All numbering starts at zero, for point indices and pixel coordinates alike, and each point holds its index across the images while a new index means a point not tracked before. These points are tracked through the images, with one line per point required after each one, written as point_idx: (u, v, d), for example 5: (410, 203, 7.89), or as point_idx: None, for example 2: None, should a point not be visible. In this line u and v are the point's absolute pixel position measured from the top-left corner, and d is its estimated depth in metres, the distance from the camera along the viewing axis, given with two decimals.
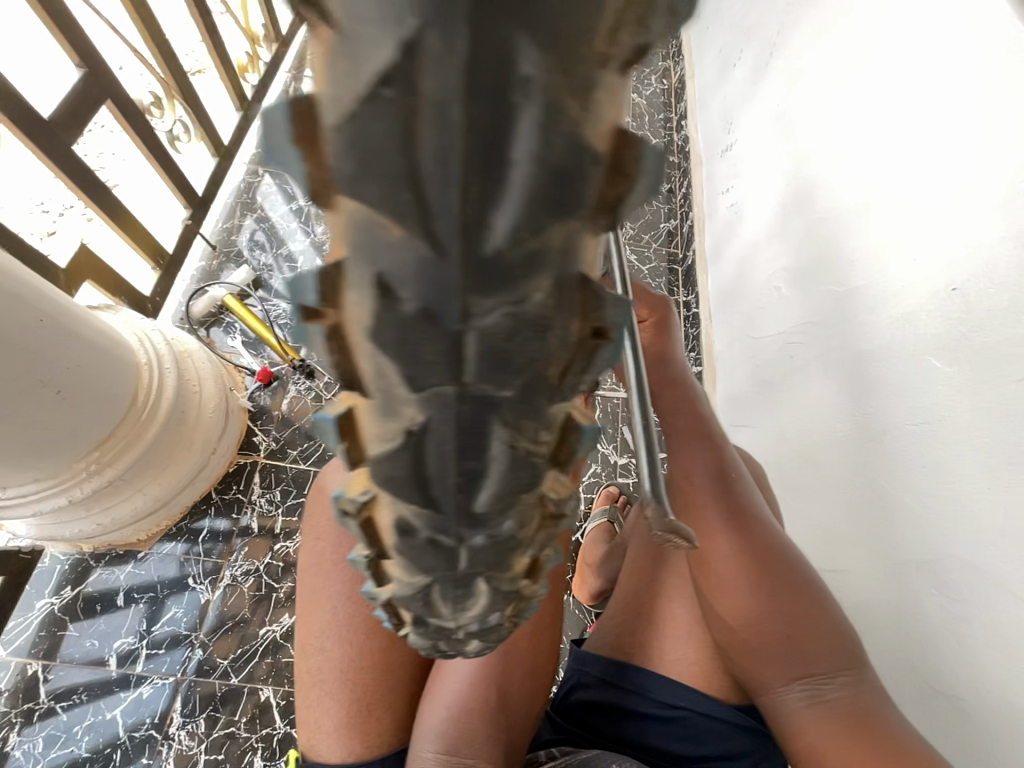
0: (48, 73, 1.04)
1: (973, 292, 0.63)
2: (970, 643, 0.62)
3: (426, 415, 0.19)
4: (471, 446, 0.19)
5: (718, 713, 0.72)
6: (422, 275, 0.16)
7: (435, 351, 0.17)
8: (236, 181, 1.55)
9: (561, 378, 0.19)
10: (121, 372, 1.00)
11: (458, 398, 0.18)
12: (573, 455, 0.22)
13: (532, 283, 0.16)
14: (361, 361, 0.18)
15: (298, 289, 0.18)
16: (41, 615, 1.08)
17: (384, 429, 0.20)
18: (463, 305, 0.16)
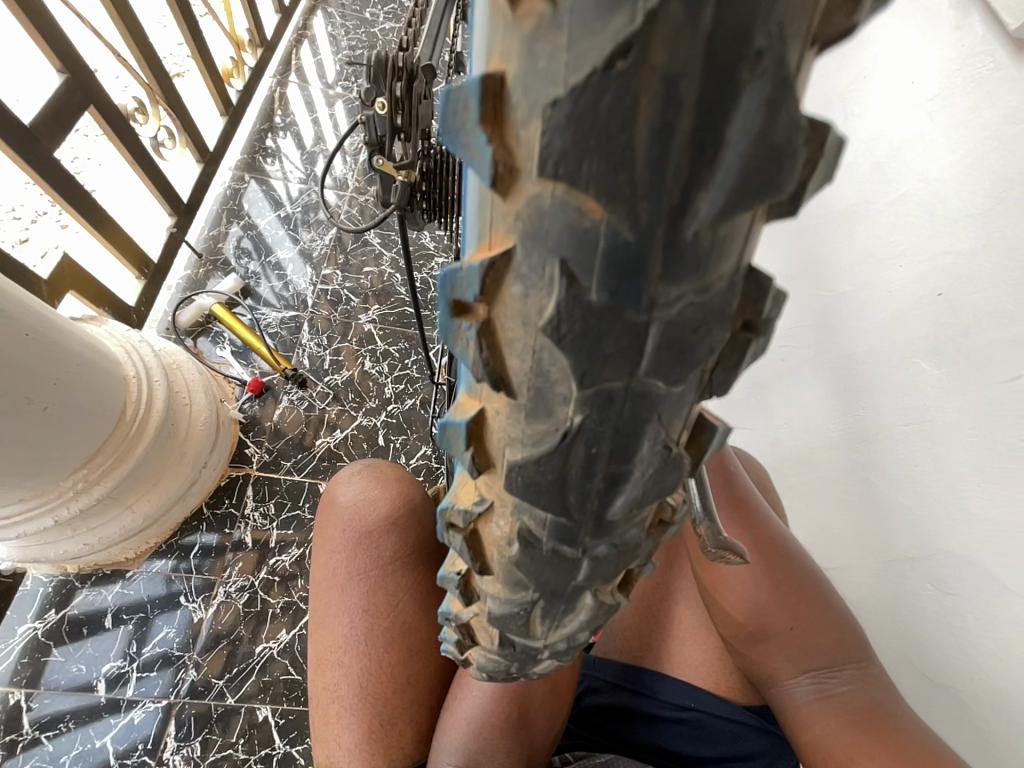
0: (28, 78, 1.01)
1: (958, 296, 0.65)
2: (964, 631, 0.64)
3: (584, 414, 0.22)
4: (629, 441, 0.23)
5: (730, 713, 0.73)
6: (615, 259, 0.18)
7: (617, 341, 0.20)
8: (222, 187, 1.52)
9: (713, 368, 0.22)
10: (109, 386, 0.97)
11: (626, 389, 0.22)
12: (703, 453, 0.26)
13: (717, 269, 0.19)
14: (510, 361, 0.22)
15: (455, 286, 0.22)
16: (23, 641, 1.04)
17: (536, 430, 0.24)
18: (650, 294, 0.19)
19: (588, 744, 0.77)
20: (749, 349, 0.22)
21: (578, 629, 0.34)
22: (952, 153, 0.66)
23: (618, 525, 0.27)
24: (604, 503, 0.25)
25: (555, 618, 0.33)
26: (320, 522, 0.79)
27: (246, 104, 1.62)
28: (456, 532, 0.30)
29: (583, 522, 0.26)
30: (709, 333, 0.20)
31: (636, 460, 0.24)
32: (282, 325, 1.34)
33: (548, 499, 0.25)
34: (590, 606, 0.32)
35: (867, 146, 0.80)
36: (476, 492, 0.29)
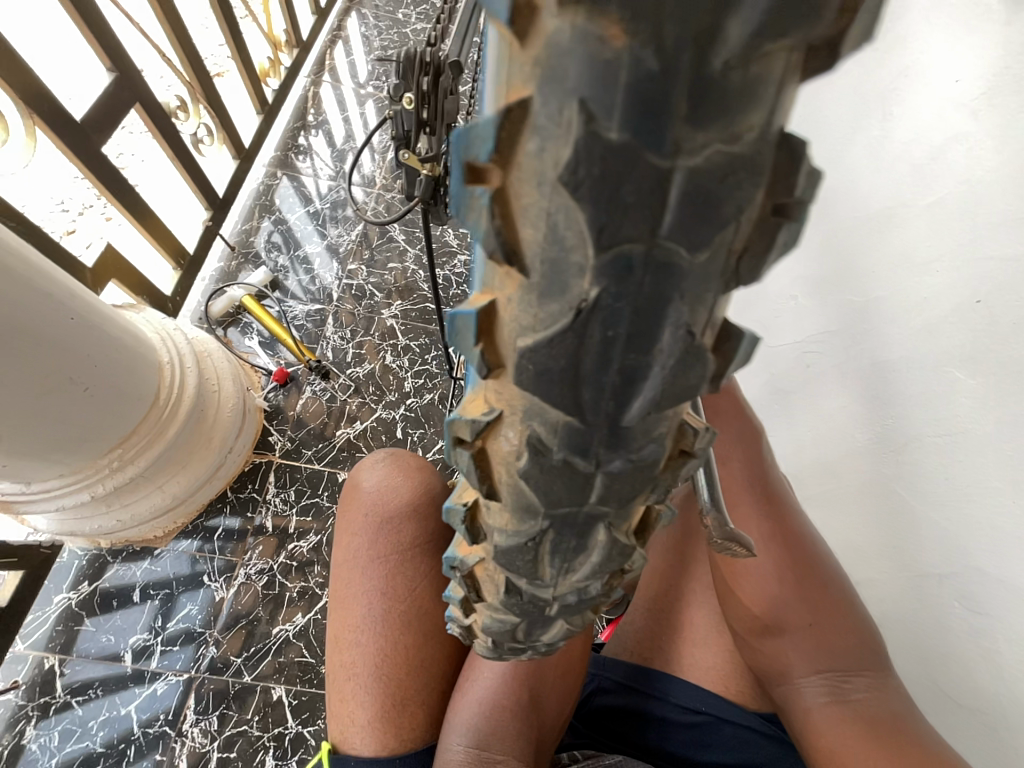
0: (80, 76, 1.06)
1: (997, 302, 0.63)
2: (993, 655, 0.62)
3: (602, 287, 0.20)
4: (648, 325, 0.20)
5: (740, 719, 0.72)
6: (638, 93, 0.16)
7: (639, 189, 0.17)
8: (256, 182, 1.57)
9: (740, 259, 0.20)
10: (144, 371, 1.02)
11: (646, 255, 0.19)
12: (730, 367, 0.23)
13: (745, 118, 0.17)
14: (525, 232, 0.20)
15: (468, 142, 0.19)
16: (58, 610, 1.09)
17: (546, 311, 0.21)
18: (675, 137, 0.16)
19: (596, 745, 0.76)
20: (779, 233, 0.19)
21: (588, 578, 0.33)
22: (997, 157, 0.64)
23: (636, 438, 0.25)
24: (619, 409, 0.23)
25: (566, 560, 0.32)
26: (342, 507, 0.81)
27: (281, 104, 1.67)
28: (464, 449, 0.28)
29: (598, 429, 0.24)
30: (739, 187, 0.17)
31: (657, 352, 0.21)
32: (308, 318, 1.37)
33: (556, 391, 0.23)
34: (604, 545, 0.31)
35: (905, 146, 0.77)
36: (485, 406, 0.27)
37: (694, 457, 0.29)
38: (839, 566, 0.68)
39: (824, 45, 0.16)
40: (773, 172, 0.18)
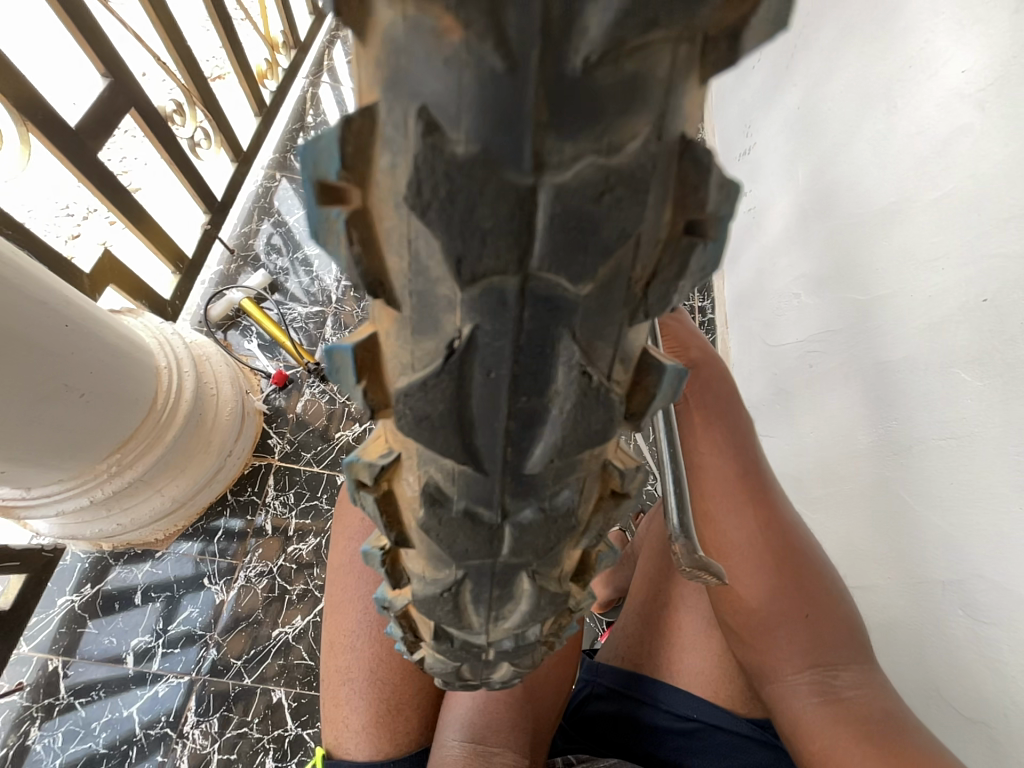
0: (73, 81, 1.06)
1: (1006, 299, 0.60)
2: (998, 666, 0.60)
3: (474, 323, 0.20)
4: (538, 355, 0.21)
5: (731, 725, 0.71)
6: (485, 98, 0.16)
7: (495, 215, 0.17)
8: (255, 185, 1.57)
9: (646, 289, 0.21)
10: (142, 376, 1.02)
11: (520, 287, 0.19)
12: (648, 405, 0.26)
13: (630, 125, 0.16)
14: (389, 257, 0.20)
15: (315, 158, 0.18)
16: (62, 612, 1.11)
17: (420, 349, 0.22)
18: (535, 149, 0.16)
19: (589, 751, 0.76)
20: (693, 255, 0.20)
21: (522, 625, 0.33)
22: (1006, 149, 0.61)
23: (545, 484, 0.26)
24: (516, 459, 0.25)
25: (493, 609, 0.32)
26: (340, 510, 0.81)
27: (279, 104, 1.67)
28: (367, 493, 0.28)
29: (498, 478, 0.25)
30: (615, 205, 0.17)
31: (550, 399, 0.23)
32: (308, 320, 1.37)
33: (443, 441, 0.24)
34: (530, 594, 0.31)
35: (908, 141, 0.75)
36: (385, 447, 0.28)
37: (628, 498, 0.29)
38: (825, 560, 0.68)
39: (722, 36, 0.16)
40: (680, 182, 0.18)
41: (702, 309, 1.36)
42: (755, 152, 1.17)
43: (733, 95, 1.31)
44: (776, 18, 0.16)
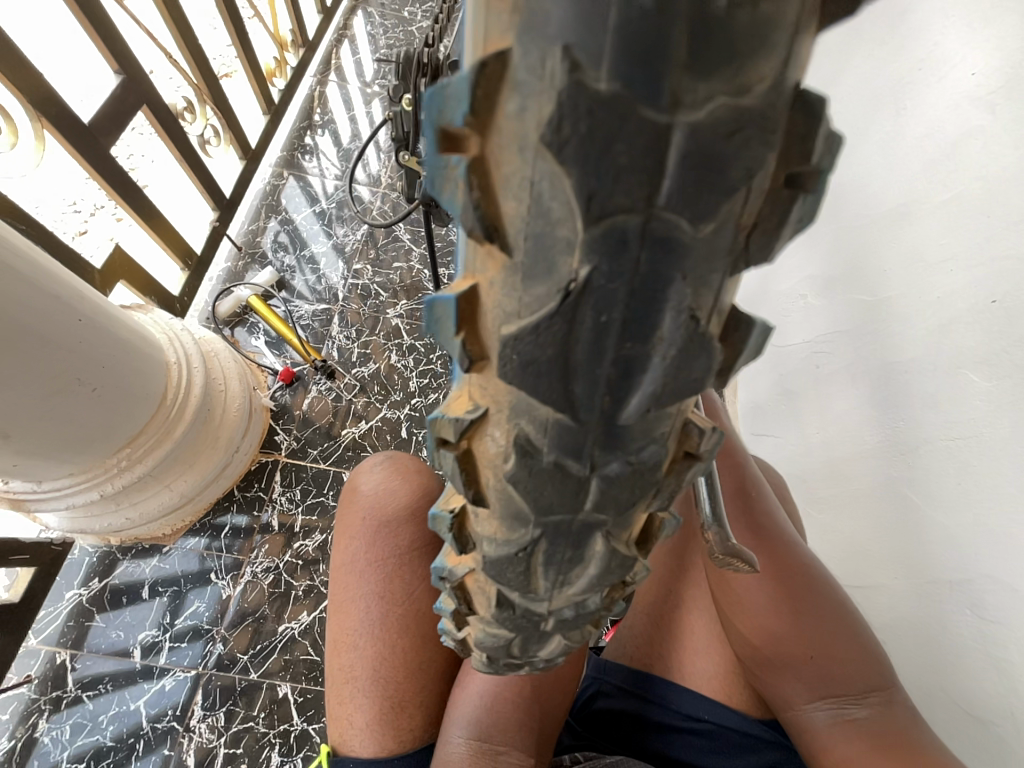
0: (88, 78, 1.07)
1: (1014, 303, 0.60)
2: (1004, 664, 0.60)
3: (592, 265, 0.20)
4: (648, 303, 0.21)
5: (745, 727, 0.71)
6: (629, 34, 0.16)
7: (632, 151, 0.17)
8: (263, 183, 1.58)
9: (750, 233, 0.20)
10: (152, 370, 1.03)
11: (643, 224, 0.19)
12: (738, 360, 0.24)
13: (758, 67, 0.17)
14: (503, 206, 0.20)
15: (440, 105, 0.18)
16: (70, 606, 1.11)
17: (530, 294, 0.21)
18: (673, 87, 0.16)
19: (599, 749, 0.75)
20: (794, 206, 0.20)
21: (585, 591, 0.34)
22: (1014, 151, 0.61)
23: (633, 438, 0.26)
24: (612, 410, 0.24)
25: (562, 572, 0.32)
26: (341, 513, 0.81)
27: (287, 103, 1.67)
28: (449, 450, 0.29)
29: (592, 429, 0.25)
30: (745, 145, 0.17)
31: (655, 345, 0.22)
32: (314, 317, 1.38)
33: (546, 388, 0.23)
34: (602, 555, 0.32)
35: (916, 145, 0.75)
36: (471, 403, 0.28)
37: (701, 460, 0.29)
38: (835, 586, 0.68)
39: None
40: (787, 135, 0.18)
41: None
42: None
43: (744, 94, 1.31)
44: None
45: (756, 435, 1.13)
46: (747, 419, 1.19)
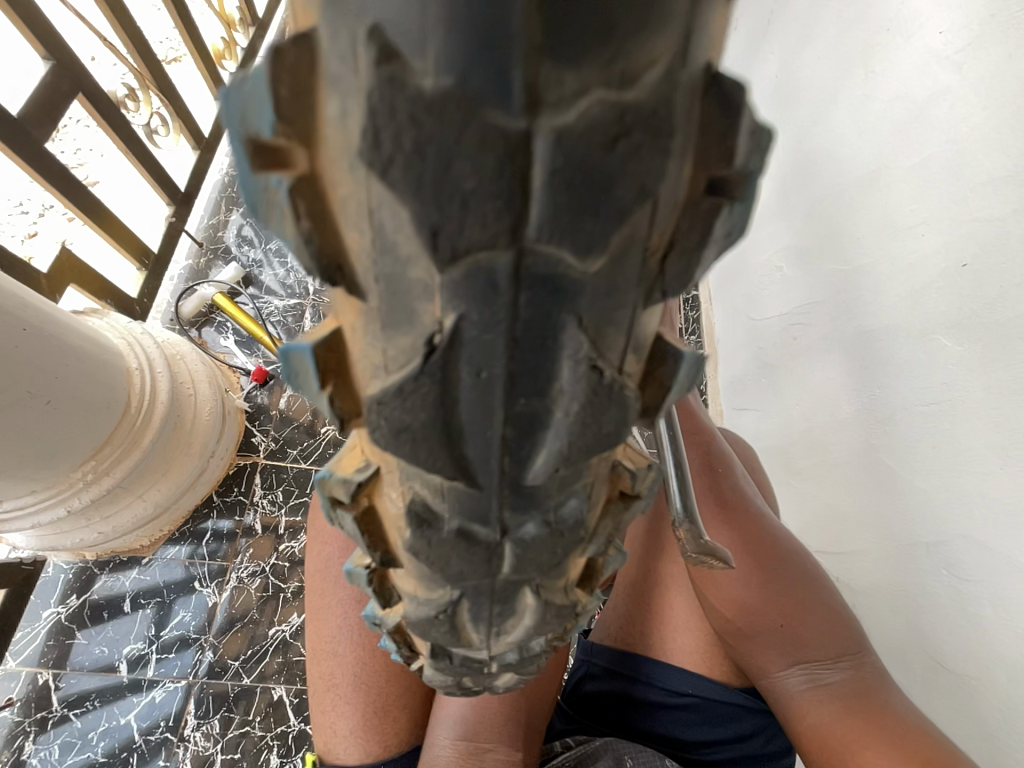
0: (13, 68, 1.00)
1: (983, 267, 0.60)
2: (979, 623, 0.62)
3: (461, 313, 0.19)
4: (542, 347, 0.20)
5: (727, 696, 0.73)
6: (467, 26, 0.14)
7: (477, 170, 0.15)
8: (220, 173, 1.49)
9: (664, 257, 0.19)
10: (111, 378, 0.98)
11: (515, 264, 0.17)
12: (662, 398, 0.24)
13: (646, 50, 0.15)
14: (349, 233, 0.18)
15: (242, 112, 0.16)
16: (47, 625, 1.08)
17: (396, 342, 0.20)
18: (527, 82, 0.15)
19: (589, 731, 0.76)
20: (718, 218, 0.19)
21: (524, 638, 0.33)
22: (979, 111, 0.61)
23: (548, 496, 0.25)
24: (515, 468, 0.23)
25: (494, 624, 0.31)
26: (312, 518, 0.80)
27: None
28: (346, 512, 0.27)
29: (496, 491, 0.24)
30: (636, 156, 0.16)
31: (555, 396, 0.21)
32: (286, 313, 1.33)
33: (429, 454, 0.22)
34: (534, 607, 0.31)
35: (887, 104, 0.74)
36: (361, 460, 0.27)
37: (640, 498, 0.28)
38: (806, 558, 0.68)
39: None
40: (706, 128, 0.17)
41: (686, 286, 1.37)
42: None
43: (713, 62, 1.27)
44: None
45: (737, 409, 1.14)
46: (728, 394, 1.19)
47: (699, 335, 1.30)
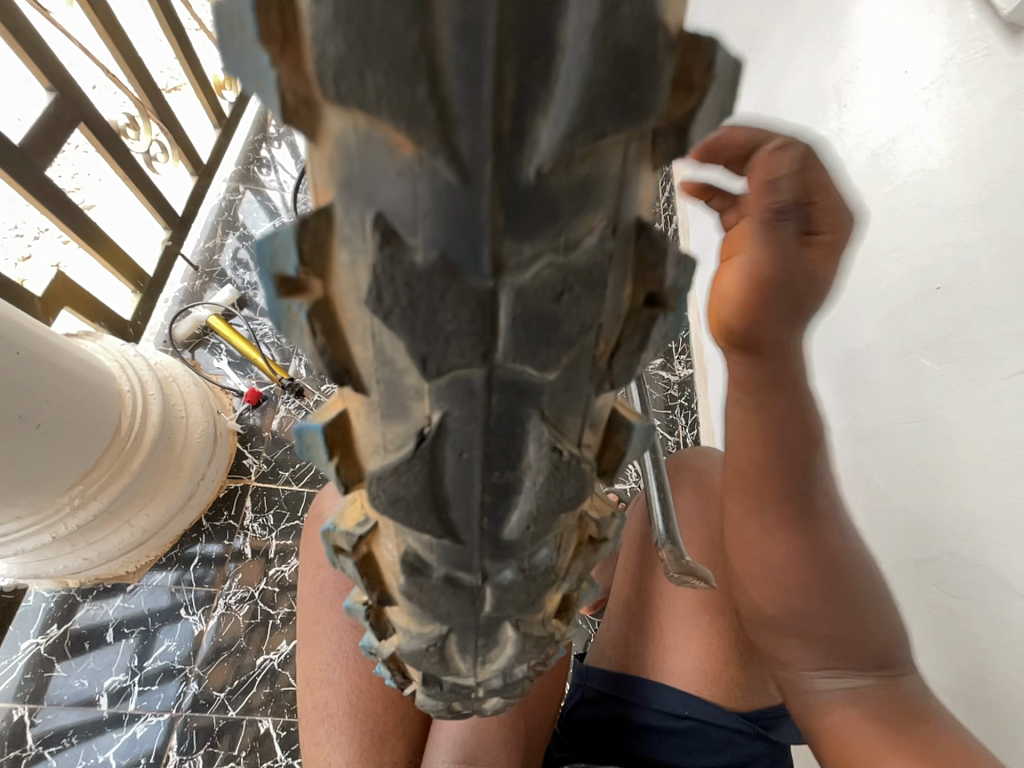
0: (15, 97, 1.02)
1: (957, 290, 0.62)
2: (975, 645, 0.62)
3: (444, 410, 0.22)
4: (512, 435, 0.23)
5: (722, 719, 0.72)
6: (442, 210, 0.17)
7: (457, 317, 0.19)
8: (217, 198, 1.51)
9: (610, 358, 0.22)
10: (102, 401, 0.97)
11: (487, 376, 0.21)
12: (617, 459, 0.27)
13: (585, 223, 0.18)
14: (359, 351, 0.21)
15: (271, 255, 0.19)
16: (26, 657, 1.04)
17: (393, 428, 0.23)
18: (493, 253, 0.18)
19: (585, 758, 0.73)
20: (655, 326, 0.22)
21: (510, 664, 0.33)
22: (947, 145, 0.64)
23: (523, 547, 0.27)
24: (494, 527, 0.25)
25: (479, 655, 0.32)
26: (305, 540, 0.79)
27: (240, 115, 1.62)
28: (348, 558, 0.29)
29: (476, 546, 0.26)
30: (577, 302, 0.19)
31: (525, 468, 0.24)
32: (280, 335, 1.33)
33: (420, 520, 0.24)
34: (515, 638, 0.31)
35: (861, 137, 0.77)
36: (362, 514, 0.28)
37: (608, 542, 0.30)
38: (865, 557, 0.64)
39: (672, 131, 0.18)
40: (638, 262, 0.20)
41: None
42: (718, 155, 1.19)
43: None
44: (724, 105, 0.18)
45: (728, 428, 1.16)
46: (720, 413, 1.21)
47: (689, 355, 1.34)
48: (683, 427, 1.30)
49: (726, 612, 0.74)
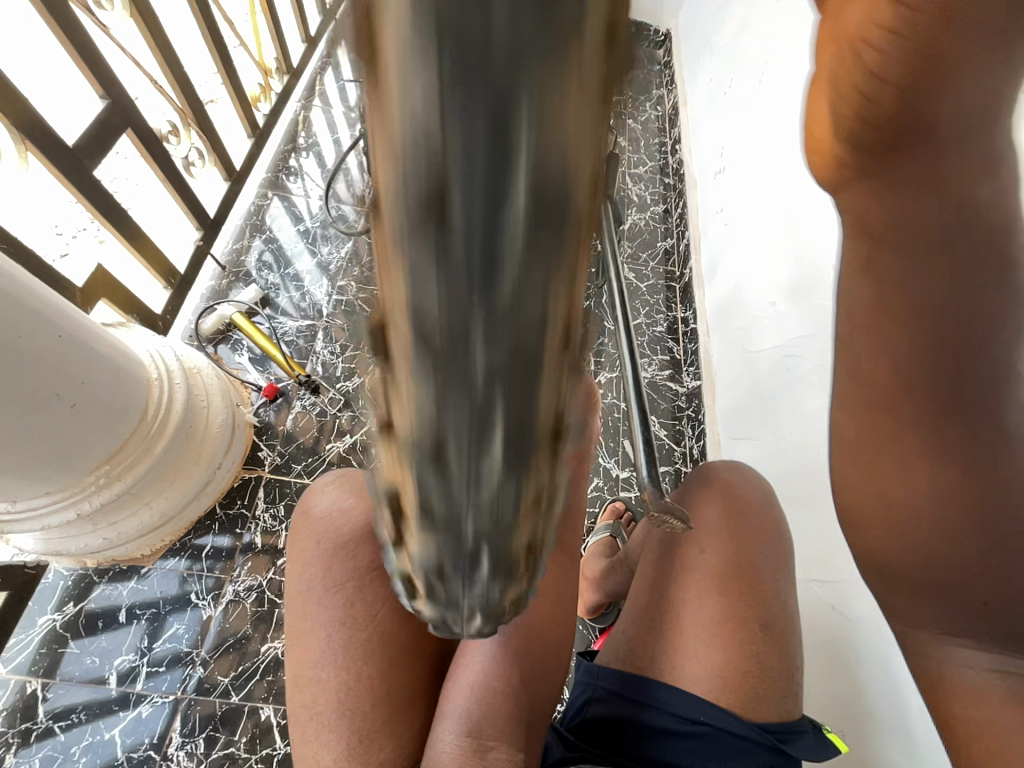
0: (72, 103, 1.09)
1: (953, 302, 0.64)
2: None
3: (444, 100, 0.15)
4: (504, 123, 0.15)
5: (738, 729, 0.70)
6: None
7: (460, 42, 0.14)
8: (247, 203, 1.60)
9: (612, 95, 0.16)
10: (132, 387, 1.02)
11: (487, 75, 0.15)
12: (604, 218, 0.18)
13: None
14: (387, 72, 0.15)
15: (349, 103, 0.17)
16: (42, 632, 1.08)
17: (394, 119, 0.15)
18: None
19: (589, 758, 0.72)
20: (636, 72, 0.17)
21: (502, 503, 0.19)
22: None
23: (514, 244, 0.16)
24: (488, 240, 0.16)
25: (460, 474, 0.19)
26: (292, 536, 0.77)
27: (272, 127, 1.71)
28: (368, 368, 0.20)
29: (456, 241, 0.16)
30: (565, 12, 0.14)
31: (514, 136, 0.15)
32: (299, 334, 1.39)
33: (407, 227, 0.16)
34: (505, 443, 0.18)
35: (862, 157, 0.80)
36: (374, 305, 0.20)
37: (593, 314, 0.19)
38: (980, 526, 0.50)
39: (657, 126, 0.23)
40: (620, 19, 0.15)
41: (685, 319, 1.44)
42: (731, 175, 1.24)
43: (710, 116, 1.39)
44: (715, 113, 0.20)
45: (733, 438, 1.17)
46: (726, 423, 1.23)
47: (697, 366, 1.36)
48: (689, 438, 1.32)
49: (747, 621, 0.74)
